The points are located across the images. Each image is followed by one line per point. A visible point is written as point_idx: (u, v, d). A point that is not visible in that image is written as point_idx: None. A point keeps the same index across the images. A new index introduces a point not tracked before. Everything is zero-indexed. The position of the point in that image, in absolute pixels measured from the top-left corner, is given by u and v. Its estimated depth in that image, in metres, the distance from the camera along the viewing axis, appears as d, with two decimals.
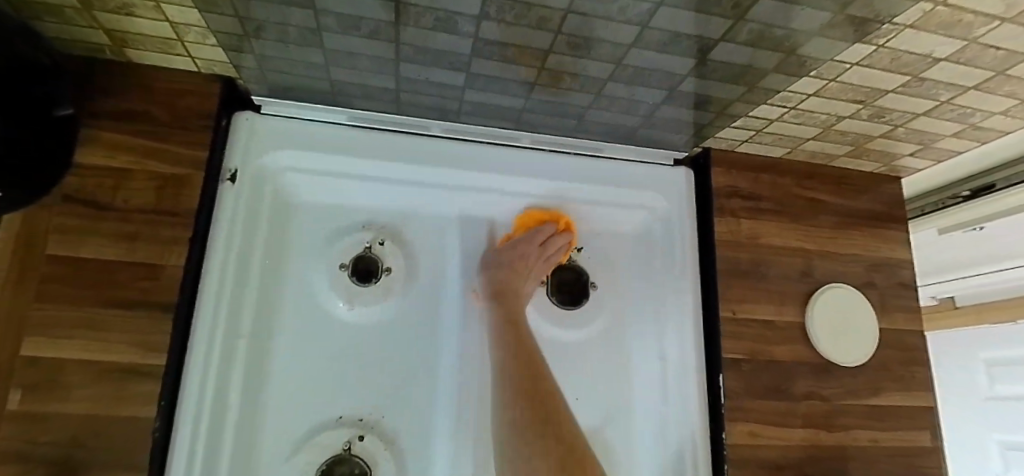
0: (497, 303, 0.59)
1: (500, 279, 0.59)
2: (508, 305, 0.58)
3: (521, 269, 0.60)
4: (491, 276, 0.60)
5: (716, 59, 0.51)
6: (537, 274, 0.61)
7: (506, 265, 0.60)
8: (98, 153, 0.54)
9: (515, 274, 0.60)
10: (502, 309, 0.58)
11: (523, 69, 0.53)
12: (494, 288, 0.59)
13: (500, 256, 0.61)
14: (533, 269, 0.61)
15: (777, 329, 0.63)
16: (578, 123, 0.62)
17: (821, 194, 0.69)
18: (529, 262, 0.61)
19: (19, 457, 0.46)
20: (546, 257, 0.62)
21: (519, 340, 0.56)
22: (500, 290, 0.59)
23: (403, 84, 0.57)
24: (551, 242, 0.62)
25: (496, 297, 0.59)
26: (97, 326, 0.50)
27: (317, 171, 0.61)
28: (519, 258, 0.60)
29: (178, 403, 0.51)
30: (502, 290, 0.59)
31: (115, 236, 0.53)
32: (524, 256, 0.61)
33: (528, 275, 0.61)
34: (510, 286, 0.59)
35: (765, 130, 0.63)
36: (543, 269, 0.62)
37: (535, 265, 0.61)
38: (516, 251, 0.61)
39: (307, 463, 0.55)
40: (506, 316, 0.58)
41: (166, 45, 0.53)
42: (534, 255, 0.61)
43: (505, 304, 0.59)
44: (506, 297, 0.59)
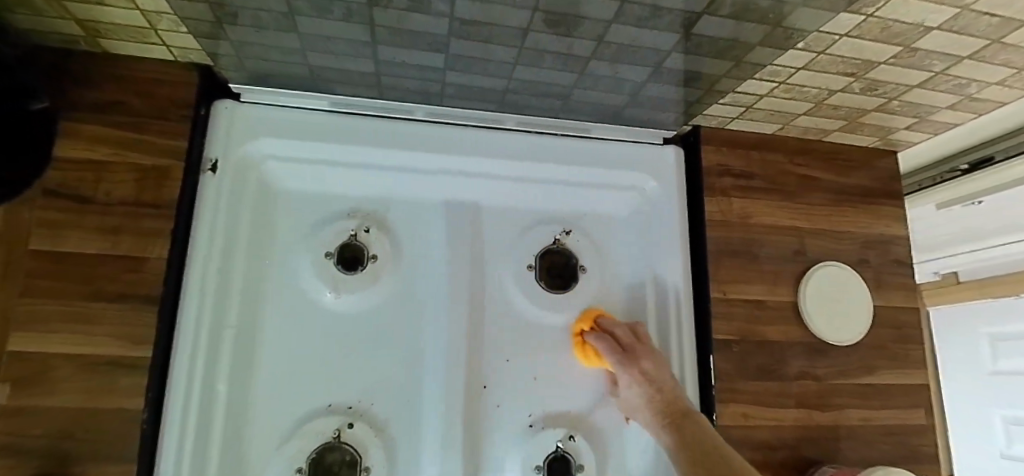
0: (662, 417, 0.52)
1: (655, 401, 0.53)
2: (676, 425, 0.51)
3: (652, 371, 0.55)
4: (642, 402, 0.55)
5: (700, 34, 0.49)
6: (660, 363, 0.55)
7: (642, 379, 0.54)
8: (76, 145, 0.54)
9: (655, 381, 0.54)
10: (673, 422, 0.51)
11: (506, 49, 0.52)
12: (657, 408, 0.53)
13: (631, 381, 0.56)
14: (651, 359, 0.55)
15: (770, 308, 0.62)
16: (564, 104, 0.61)
17: (814, 171, 0.68)
18: (656, 355, 0.56)
19: (10, 451, 0.47)
20: (632, 350, 0.56)
21: (694, 442, 0.48)
22: (660, 404, 0.53)
23: (383, 68, 0.56)
24: (615, 332, 0.59)
25: (660, 414, 0.53)
26: (81, 318, 0.51)
27: (298, 158, 0.60)
28: (645, 370, 0.55)
29: (166, 394, 0.51)
30: (667, 408, 0.52)
31: (97, 230, 0.53)
32: (637, 364, 0.55)
33: (661, 370, 0.55)
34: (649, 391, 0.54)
35: (755, 106, 0.61)
36: (643, 354, 0.56)
37: (651, 359, 0.55)
38: (638, 364, 0.55)
39: (297, 451, 0.55)
40: (682, 431, 0.50)
41: (139, 33, 0.52)
42: (635, 362, 0.55)
43: (675, 417, 0.51)
44: (665, 411, 0.52)
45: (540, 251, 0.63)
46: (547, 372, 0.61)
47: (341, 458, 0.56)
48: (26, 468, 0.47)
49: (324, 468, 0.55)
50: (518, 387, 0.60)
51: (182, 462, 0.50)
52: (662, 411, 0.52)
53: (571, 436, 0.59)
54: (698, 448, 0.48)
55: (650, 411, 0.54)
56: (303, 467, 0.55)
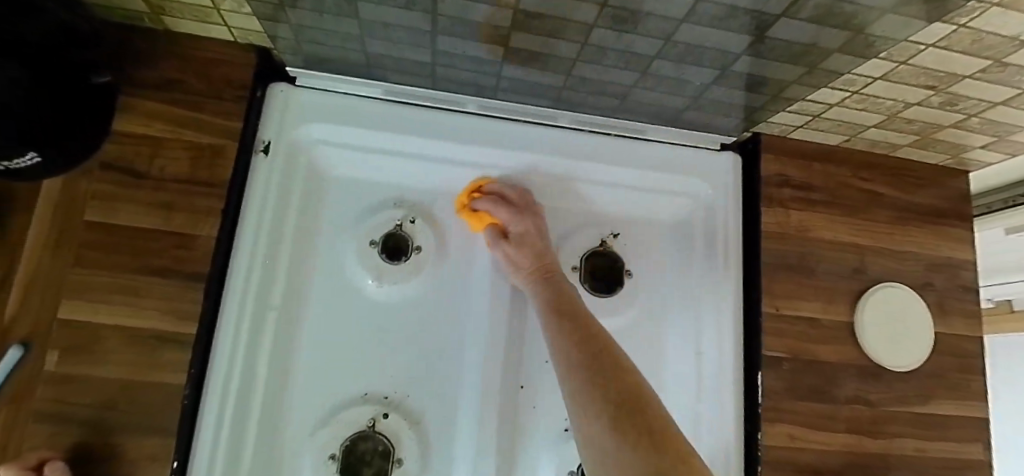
0: (560, 318, 0.51)
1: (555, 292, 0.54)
2: (571, 318, 0.51)
3: (542, 245, 0.57)
4: (531, 283, 0.56)
5: (775, 37, 0.47)
6: (538, 229, 0.58)
7: (524, 241, 0.57)
8: (134, 120, 0.54)
9: (529, 247, 0.57)
10: (558, 306, 0.52)
11: (567, 44, 0.50)
12: (535, 276, 0.56)
13: (513, 237, 0.58)
14: (544, 246, 0.57)
15: (823, 328, 0.60)
16: (621, 102, 0.59)
17: (878, 187, 0.64)
18: (551, 255, 0.57)
19: (56, 417, 0.49)
20: (514, 212, 0.58)
21: (582, 334, 0.49)
22: (560, 306, 0.52)
23: (440, 57, 0.55)
24: (513, 195, 0.59)
25: (554, 307, 0.53)
26: (129, 291, 0.51)
27: (349, 144, 0.60)
28: (521, 228, 0.57)
29: (208, 373, 0.52)
30: (546, 276, 0.55)
31: (150, 205, 0.53)
32: (513, 225, 0.58)
33: (547, 248, 0.57)
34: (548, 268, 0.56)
35: (823, 116, 0.58)
36: (521, 215, 0.58)
37: (543, 235, 0.57)
38: (514, 226, 0.58)
39: (331, 439, 0.55)
40: (566, 316, 0.51)
41: (203, 13, 0.52)
42: (518, 221, 0.57)
43: (563, 304, 0.53)
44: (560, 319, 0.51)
45: (585, 253, 0.61)
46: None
47: (374, 449, 0.55)
48: (67, 435, 0.48)
49: (357, 456, 0.54)
50: (552, 388, 0.59)
51: (219, 442, 0.51)
52: (540, 285, 0.55)
53: None
54: (589, 348, 0.48)
55: (534, 293, 0.55)
56: (336, 454, 0.54)
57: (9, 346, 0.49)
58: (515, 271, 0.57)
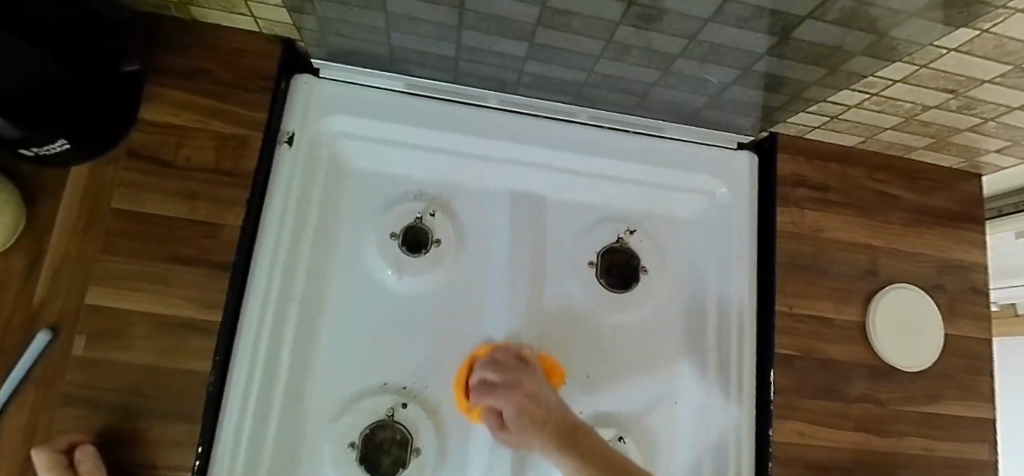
0: (560, 440, 0.52)
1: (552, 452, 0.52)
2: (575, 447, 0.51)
3: (543, 412, 0.53)
4: (527, 421, 0.53)
5: (799, 39, 0.47)
6: (535, 391, 0.54)
7: (518, 404, 0.54)
8: (161, 110, 0.55)
9: (529, 436, 0.53)
10: (565, 443, 0.52)
11: (590, 41, 0.51)
12: (553, 440, 0.52)
13: (509, 424, 0.55)
14: (552, 410, 0.53)
15: (835, 327, 0.61)
16: (641, 101, 0.59)
17: (893, 189, 0.65)
18: (544, 398, 0.54)
19: (85, 401, 0.50)
20: (501, 387, 0.55)
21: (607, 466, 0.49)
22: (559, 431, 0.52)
23: (463, 52, 0.56)
24: (503, 364, 0.56)
25: (557, 438, 0.52)
26: (157, 278, 0.53)
27: (371, 137, 0.60)
28: (514, 406, 0.54)
29: (232, 360, 0.53)
30: (558, 431, 0.52)
31: (175, 194, 0.54)
32: (506, 412, 0.54)
33: (551, 408, 0.53)
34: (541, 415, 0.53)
35: (841, 117, 0.59)
36: (507, 393, 0.55)
37: (540, 403, 0.54)
38: (501, 402, 0.55)
39: (350, 427, 0.56)
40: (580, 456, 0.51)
41: (230, 3, 0.53)
42: (502, 398, 0.55)
43: (569, 446, 0.51)
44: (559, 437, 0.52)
45: (602, 249, 0.62)
46: (599, 369, 0.60)
47: (393, 437, 0.56)
48: (96, 419, 0.50)
49: (375, 445, 0.56)
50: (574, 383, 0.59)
51: (242, 428, 0.52)
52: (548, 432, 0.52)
53: (621, 437, 0.58)
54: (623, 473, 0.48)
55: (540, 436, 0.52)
56: (354, 442, 0.56)
57: (39, 330, 0.51)
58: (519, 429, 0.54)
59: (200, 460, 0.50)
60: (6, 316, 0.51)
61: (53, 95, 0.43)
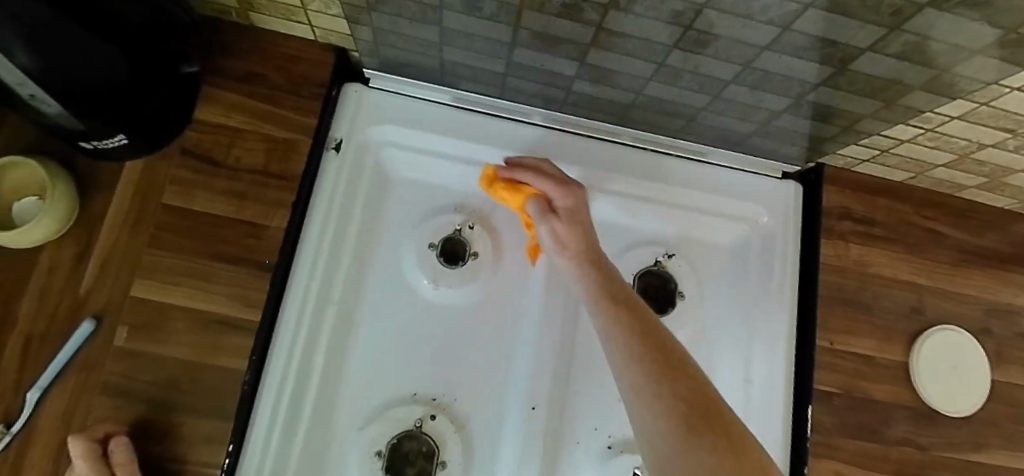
0: (582, 252, 0.50)
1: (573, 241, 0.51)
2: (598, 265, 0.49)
3: (569, 218, 0.52)
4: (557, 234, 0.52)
5: (857, 71, 0.47)
6: (568, 193, 0.53)
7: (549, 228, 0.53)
8: (215, 111, 0.56)
9: (562, 224, 0.52)
10: (586, 265, 0.50)
11: (642, 63, 0.51)
12: (574, 251, 0.51)
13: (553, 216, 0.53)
14: (581, 226, 0.52)
15: (876, 365, 0.59)
16: (686, 124, 0.59)
17: (942, 226, 0.63)
18: (579, 207, 0.53)
19: (122, 391, 0.51)
20: (535, 197, 0.54)
21: (617, 296, 0.45)
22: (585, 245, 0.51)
23: (512, 68, 0.56)
24: (540, 166, 0.56)
25: (582, 249, 0.51)
26: (199, 276, 0.53)
27: (416, 148, 0.61)
28: (541, 212, 0.53)
29: (268, 360, 0.53)
30: (586, 247, 0.51)
31: (224, 193, 0.55)
32: (535, 206, 0.54)
33: (577, 219, 0.52)
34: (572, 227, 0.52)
35: (892, 151, 0.58)
36: (541, 197, 0.54)
37: (570, 209, 0.52)
38: (535, 209, 0.54)
39: (379, 435, 0.55)
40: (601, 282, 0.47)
41: (290, 11, 0.54)
42: (536, 203, 0.54)
43: (587, 257, 0.50)
44: (583, 268, 0.50)
45: (638, 271, 0.62)
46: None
47: (418, 449, 0.56)
48: (132, 409, 0.50)
49: (401, 455, 0.55)
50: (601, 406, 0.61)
51: (273, 430, 0.52)
52: (574, 242, 0.51)
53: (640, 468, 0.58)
54: (629, 307, 0.44)
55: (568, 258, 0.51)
56: (382, 451, 0.55)
57: (84, 319, 0.52)
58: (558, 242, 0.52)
59: (229, 458, 0.50)
60: (55, 303, 0.52)
61: (112, 96, 0.46)
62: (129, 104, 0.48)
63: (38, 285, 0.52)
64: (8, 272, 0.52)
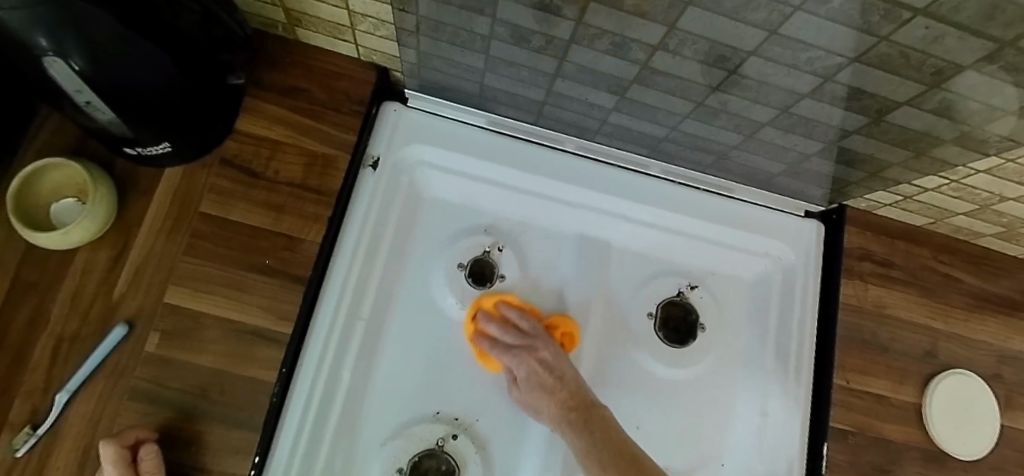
0: (571, 417, 0.53)
1: (558, 395, 0.54)
2: (588, 430, 0.52)
3: (555, 379, 0.54)
4: (542, 398, 0.55)
5: (892, 121, 0.48)
6: (546, 351, 0.56)
7: (535, 379, 0.55)
8: (257, 122, 0.57)
9: (551, 388, 0.54)
10: (581, 424, 0.53)
11: (681, 103, 0.53)
12: (566, 412, 0.54)
13: (521, 383, 0.56)
14: (570, 384, 0.55)
15: (890, 405, 0.60)
16: (717, 160, 0.61)
17: (957, 272, 0.65)
18: (561, 369, 0.55)
19: (151, 398, 0.51)
20: (515, 356, 0.56)
21: (621, 467, 0.50)
22: (570, 412, 0.54)
23: (552, 98, 0.57)
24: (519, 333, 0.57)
25: (568, 414, 0.54)
26: (234, 287, 0.54)
27: (449, 169, 0.62)
28: (526, 370, 0.55)
29: (296, 373, 0.54)
30: (571, 403, 0.54)
31: (262, 205, 0.55)
32: (518, 370, 0.55)
33: (562, 379, 0.55)
34: (555, 391, 0.54)
35: (915, 198, 0.59)
36: (523, 354, 0.56)
37: (554, 371, 0.55)
38: (521, 369, 0.55)
39: (402, 452, 0.56)
40: (596, 455, 0.51)
41: (336, 29, 0.56)
42: (521, 363, 0.55)
43: (581, 416, 0.53)
44: (577, 427, 0.53)
45: (661, 301, 0.63)
46: (653, 424, 0.60)
47: (438, 467, 0.56)
48: (159, 416, 0.50)
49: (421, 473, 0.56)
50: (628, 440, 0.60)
51: (297, 444, 0.52)
52: (557, 405, 0.54)
53: None
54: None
55: (550, 418, 0.54)
56: (404, 467, 0.56)
57: (116, 323, 0.52)
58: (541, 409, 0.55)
59: (255, 469, 0.50)
60: (87, 305, 0.52)
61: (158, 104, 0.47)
62: (174, 113, 0.49)
63: (71, 285, 0.53)
64: (45, 271, 0.53)
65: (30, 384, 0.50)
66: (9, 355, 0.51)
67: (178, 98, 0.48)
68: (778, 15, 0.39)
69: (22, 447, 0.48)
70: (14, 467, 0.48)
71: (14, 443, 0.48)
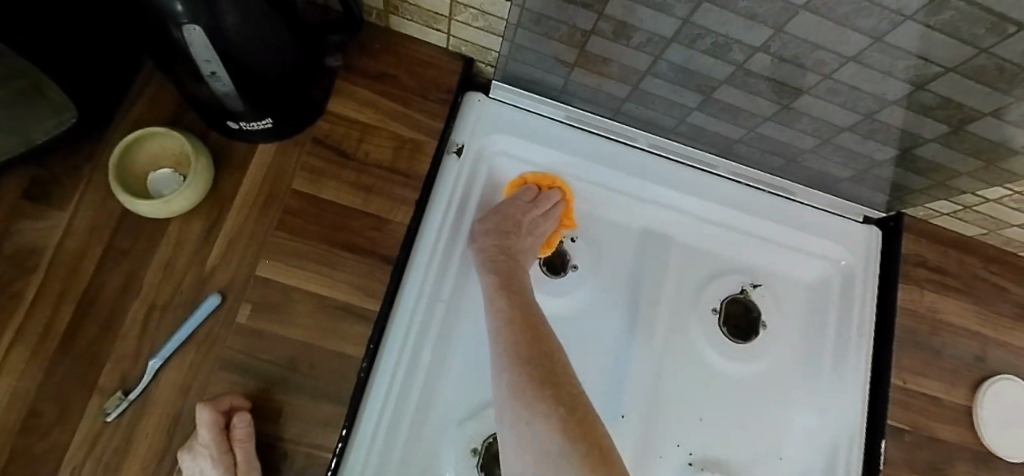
0: (535, 373, 0.46)
1: (491, 247, 0.56)
2: (553, 387, 0.45)
3: (509, 235, 0.57)
4: (515, 340, 0.49)
5: (971, 132, 0.51)
6: (530, 221, 0.58)
7: (502, 222, 0.57)
8: (348, 105, 0.59)
9: (509, 225, 0.57)
10: (549, 394, 0.44)
11: (765, 103, 0.56)
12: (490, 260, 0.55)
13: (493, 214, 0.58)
14: (514, 244, 0.56)
15: (943, 407, 0.63)
16: (786, 163, 0.64)
17: (1005, 282, 0.68)
18: (522, 290, 0.54)
19: (242, 369, 0.51)
20: (528, 202, 0.59)
21: (583, 425, 0.42)
22: (536, 356, 0.47)
23: (634, 95, 0.60)
24: (543, 199, 0.60)
25: (533, 364, 0.46)
26: (324, 262, 0.55)
27: (525, 160, 0.64)
28: (508, 211, 0.58)
29: (382, 349, 0.55)
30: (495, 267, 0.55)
31: (353, 185, 0.57)
32: (513, 206, 0.58)
33: (518, 236, 0.57)
34: (501, 244, 0.56)
35: (975, 208, 0.62)
36: (523, 206, 0.59)
37: (516, 228, 0.57)
38: (506, 208, 0.58)
39: (476, 432, 0.57)
40: (565, 403, 0.43)
41: (432, 19, 0.58)
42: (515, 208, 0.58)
43: (505, 277, 0.54)
44: (542, 391, 0.44)
45: (724, 297, 0.65)
46: (713, 413, 0.62)
47: None
48: (249, 386, 0.51)
49: (494, 454, 0.57)
50: (686, 424, 0.61)
51: (381, 418, 0.53)
52: (522, 335, 0.49)
53: None
54: (592, 445, 0.40)
55: (510, 353, 0.47)
56: (478, 448, 0.57)
57: (208, 294, 0.52)
58: (505, 331, 0.49)
59: (341, 442, 0.51)
60: (181, 273, 0.53)
61: (270, 77, 0.48)
62: (280, 86, 0.50)
63: (165, 255, 0.53)
64: (138, 238, 0.54)
65: (120, 349, 0.51)
66: (103, 320, 0.51)
67: (286, 71, 0.49)
68: (887, 23, 0.41)
69: (114, 412, 0.48)
70: (104, 431, 0.48)
71: (105, 407, 0.49)
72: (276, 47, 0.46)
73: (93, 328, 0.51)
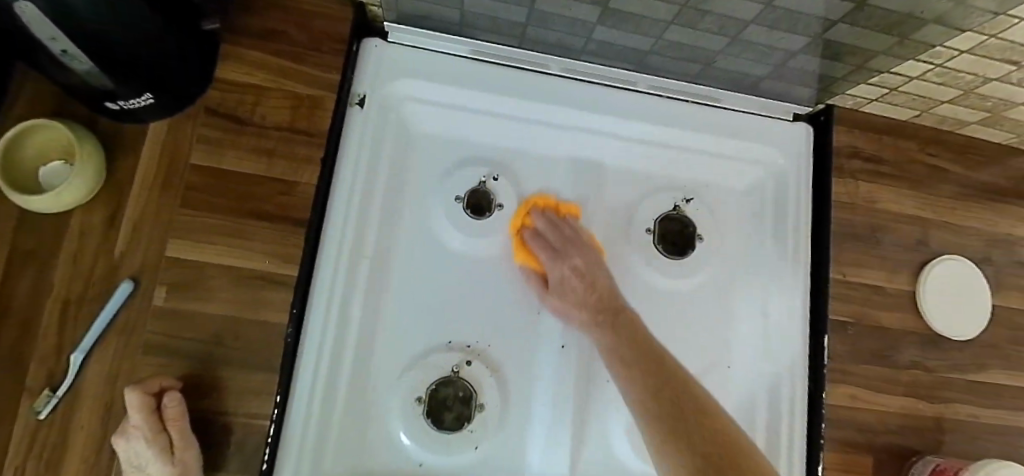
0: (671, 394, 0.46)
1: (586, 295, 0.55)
2: (687, 431, 0.43)
3: (586, 284, 0.55)
4: (641, 378, 0.48)
5: (877, 6, 0.47)
6: (593, 261, 0.57)
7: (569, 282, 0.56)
8: (238, 69, 0.56)
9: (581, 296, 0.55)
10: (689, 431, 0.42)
11: (665, 8, 0.51)
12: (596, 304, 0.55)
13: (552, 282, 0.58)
14: (598, 285, 0.55)
15: (885, 294, 0.63)
16: (703, 68, 0.61)
17: (944, 163, 0.67)
18: (631, 323, 0.53)
19: (164, 351, 0.51)
20: (552, 258, 0.57)
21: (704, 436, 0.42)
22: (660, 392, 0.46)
23: (533, 19, 0.56)
24: (563, 230, 0.59)
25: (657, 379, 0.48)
26: (232, 235, 0.53)
27: (436, 103, 0.62)
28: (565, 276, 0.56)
29: (307, 312, 0.54)
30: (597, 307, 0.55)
31: (255, 152, 0.55)
32: (568, 262, 0.56)
33: (597, 285, 0.55)
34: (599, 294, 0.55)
35: (899, 89, 0.61)
36: (561, 260, 0.57)
37: (585, 278, 0.56)
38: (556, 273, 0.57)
39: (421, 380, 0.57)
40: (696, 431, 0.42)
41: None
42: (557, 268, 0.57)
43: (608, 307, 0.54)
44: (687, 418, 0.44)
45: (658, 217, 0.63)
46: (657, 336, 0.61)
47: (456, 394, 0.58)
48: (175, 368, 0.50)
49: (439, 400, 0.57)
50: None
51: (317, 381, 0.53)
52: (639, 361, 0.50)
53: None
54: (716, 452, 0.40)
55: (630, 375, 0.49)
56: (422, 397, 0.57)
57: (121, 281, 0.52)
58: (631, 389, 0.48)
59: (278, 406, 0.51)
60: (89, 267, 0.52)
61: (117, 52, 0.44)
62: (138, 61, 0.46)
63: (70, 248, 0.52)
64: (42, 236, 0.52)
65: (41, 348, 0.50)
66: (17, 323, 0.50)
67: (136, 43, 0.44)
68: None
69: (44, 409, 0.48)
70: (38, 430, 0.48)
71: (36, 406, 0.48)
72: (112, 21, 0.41)
73: (9, 332, 0.50)
